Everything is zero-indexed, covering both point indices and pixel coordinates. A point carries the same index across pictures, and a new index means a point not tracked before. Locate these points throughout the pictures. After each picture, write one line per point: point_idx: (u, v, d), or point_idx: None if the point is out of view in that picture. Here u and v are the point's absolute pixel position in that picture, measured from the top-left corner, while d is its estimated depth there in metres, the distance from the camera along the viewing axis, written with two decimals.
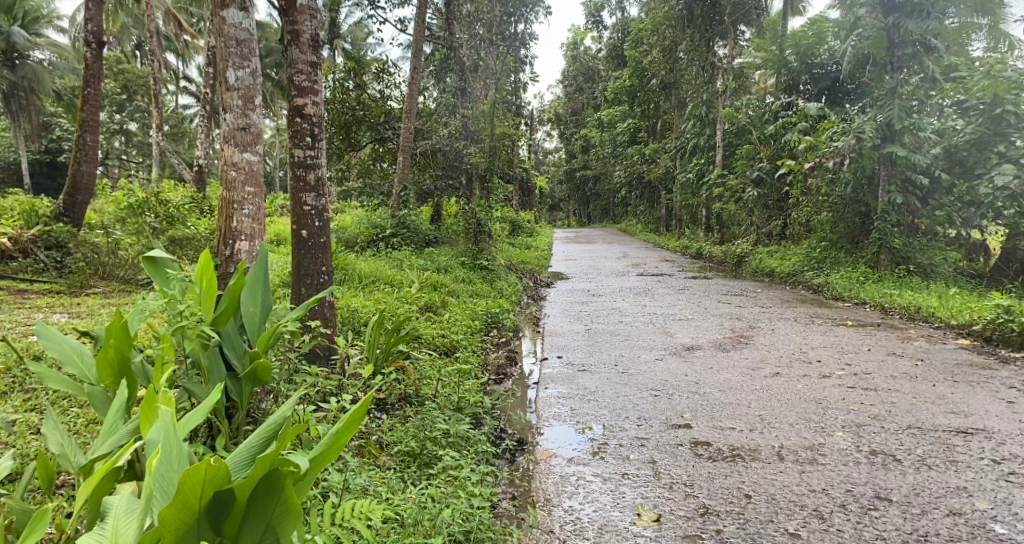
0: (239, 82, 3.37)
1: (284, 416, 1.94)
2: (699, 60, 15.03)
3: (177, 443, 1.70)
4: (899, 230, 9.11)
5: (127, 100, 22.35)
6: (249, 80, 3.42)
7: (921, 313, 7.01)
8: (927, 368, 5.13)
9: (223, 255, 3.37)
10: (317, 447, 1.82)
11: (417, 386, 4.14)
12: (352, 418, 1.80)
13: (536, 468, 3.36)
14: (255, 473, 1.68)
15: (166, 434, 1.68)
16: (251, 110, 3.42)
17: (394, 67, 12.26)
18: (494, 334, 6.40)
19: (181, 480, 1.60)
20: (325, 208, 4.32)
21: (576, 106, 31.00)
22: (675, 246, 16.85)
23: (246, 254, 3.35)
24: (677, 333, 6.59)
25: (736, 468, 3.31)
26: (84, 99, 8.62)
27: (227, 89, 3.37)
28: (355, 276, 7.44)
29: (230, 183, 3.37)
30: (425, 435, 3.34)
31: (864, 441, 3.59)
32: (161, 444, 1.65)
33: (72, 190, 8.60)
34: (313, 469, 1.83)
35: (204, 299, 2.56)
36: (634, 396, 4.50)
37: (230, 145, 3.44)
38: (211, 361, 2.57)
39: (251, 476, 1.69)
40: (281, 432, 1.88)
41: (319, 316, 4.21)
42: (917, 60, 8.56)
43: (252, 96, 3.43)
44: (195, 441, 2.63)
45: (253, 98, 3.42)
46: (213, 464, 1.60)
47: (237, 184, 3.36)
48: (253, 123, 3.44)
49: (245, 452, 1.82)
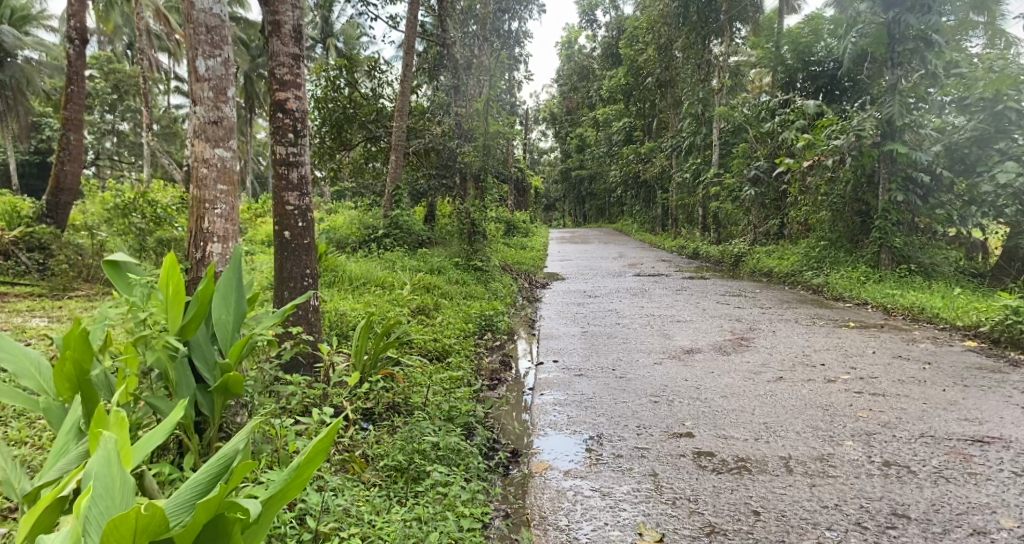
0: (210, 72, 3.14)
1: (237, 446, 1.81)
2: (694, 58, 14.85)
3: (114, 478, 1.56)
4: (900, 229, 8.95)
5: (118, 100, 22.06)
6: (221, 70, 3.19)
7: (925, 313, 6.85)
8: (935, 372, 4.96)
9: (193, 258, 3.14)
10: (270, 489, 1.73)
11: (406, 394, 3.95)
12: (312, 455, 1.74)
13: (531, 482, 3.17)
14: (197, 517, 1.60)
15: (103, 467, 1.55)
16: (223, 102, 3.19)
17: (386, 65, 12.04)
18: (487, 337, 6.21)
19: (109, 528, 1.47)
20: (309, 208, 4.12)
21: (570, 106, 30.85)
22: (671, 246, 16.68)
23: (218, 258, 3.13)
24: (676, 336, 6.41)
25: (742, 482, 3.12)
26: (68, 97, 8.36)
27: (197, 80, 3.14)
28: (345, 279, 7.23)
29: (200, 181, 3.14)
30: (413, 448, 3.15)
31: (876, 452, 3.41)
32: (94, 480, 1.52)
33: (55, 190, 8.36)
34: (266, 509, 1.74)
35: (170, 306, 2.37)
36: (632, 403, 4.31)
37: (200, 141, 3.20)
38: (179, 374, 2.39)
39: (197, 521, 1.60)
40: (234, 466, 1.76)
41: (304, 321, 4.01)
42: (919, 55, 8.38)
43: (224, 87, 3.20)
44: (162, 459, 2.42)
45: (226, 90, 3.20)
46: (144, 510, 1.49)
47: (208, 182, 3.13)
48: (226, 117, 3.20)
49: (190, 491, 1.70)
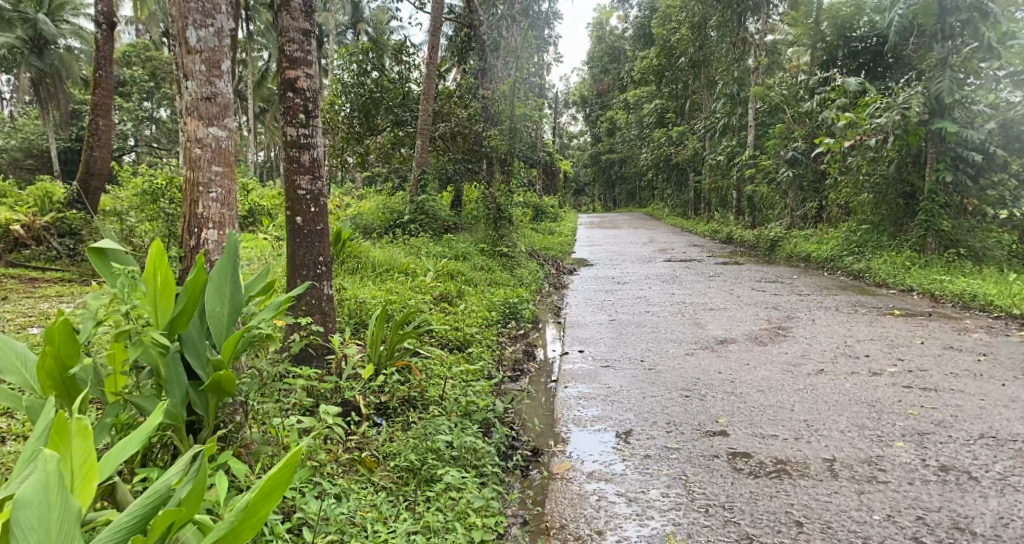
0: (202, 43, 2.90)
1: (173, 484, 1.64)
2: (729, 37, 14.40)
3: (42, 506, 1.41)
4: (948, 211, 8.48)
5: (154, 88, 22.37)
6: (215, 41, 2.95)
7: (977, 301, 6.46)
8: (992, 365, 4.62)
9: (188, 246, 2.97)
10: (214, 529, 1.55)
11: (423, 387, 3.76)
12: (270, 488, 1.57)
13: (552, 486, 2.97)
14: None
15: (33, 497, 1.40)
16: (217, 77, 2.96)
17: (413, 47, 11.84)
18: (511, 326, 5.99)
19: None
20: (322, 193, 3.92)
21: (601, 88, 30.38)
22: (704, 230, 16.29)
23: (214, 246, 2.96)
24: (709, 325, 6.11)
25: (783, 488, 2.87)
26: (95, 81, 8.21)
27: (187, 52, 2.90)
28: (368, 265, 7.04)
29: (194, 163, 2.93)
30: (426, 447, 2.95)
31: (930, 455, 3.13)
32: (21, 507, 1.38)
33: (86, 176, 8.33)
34: None
35: (159, 297, 2.21)
36: (662, 398, 4.06)
37: (193, 119, 2.97)
38: (170, 371, 2.22)
39: None
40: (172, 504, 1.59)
41: (317, 311, 3.86)
42: (972, 27, 7.89)
43: (217, 60, 2.95)
44: (154, 463, 2.25)
45: (219, 63, 2.96)
46: None
47: (202, 163, 2.93)
48: (219, 93, 2.97)
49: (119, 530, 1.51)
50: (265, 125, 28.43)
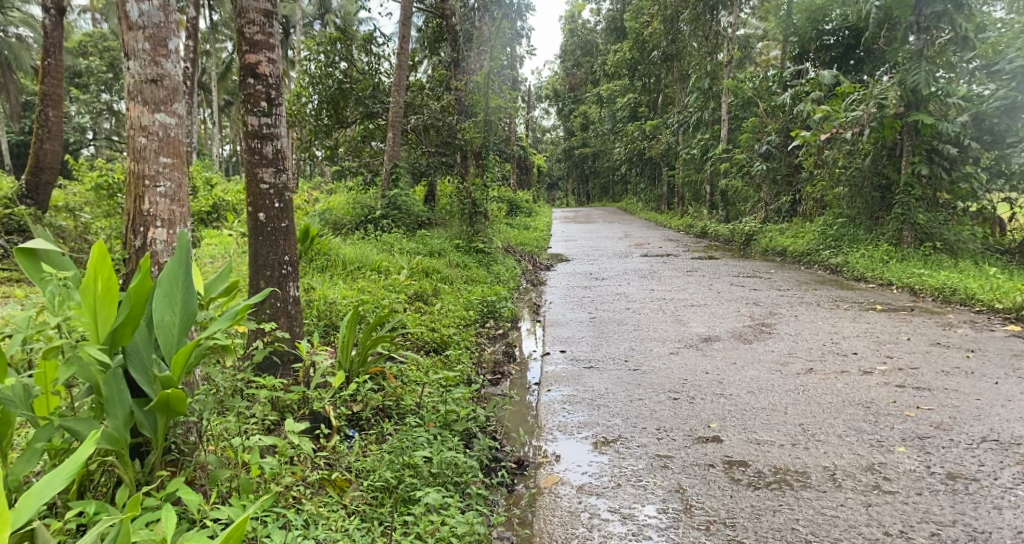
0: (146, 19, 2.62)
1: None
2: (702, 31, 14.30)
3: None
4: (924, 205, 8.45)
5: (114, 80, 21.62)
6: (160, 17, 2.67)
7: (958, 295, 6.39)
8: (981, 361, 4.53)
9: (133, 248, 2.67)
10: None
11: (398, 395, 3.52)
12: None
13: (540, 501, 2.78)
14: None
15: None
16: (164, 57, 2.67)
17: (383, 37, 11.48)
18: (490, 326, 5.77)
19: None
20: (287, 187, 3.64)
21: (574, 82, 30.16)
22: (678, 225, 16.22)
23: (163, 247, 2.65)
24: (691, 322, 5.95)
25: (786, 501, 2.71)
26: (45, 71, 7.68)
27: (129, 29, 2.61)
28: (338, 263, 6.76)
29: (138, 153, 2.64)
30: (403, 463, 2.71)
31: (935, 461, 3.00)
32: None
33: (35, 170, 7.68)
34: None
35: (100, 305, 1.92)
36: (649, 401, 3.87)
37: (137, 104, 2.66)
38: (111, 388, 1.92)
39: None
40: None
41: (283, 314, 3.58)
42: (947, 19, 7.79)
43: (164, 38, 2.67)
44: (96, 493, 1.97)
45: (166, 41, 2.67)
46: None
47: (148, 154, 2.63)
48: (166, 75, 2.67)
49: None
50: (230, 119, 27.64)
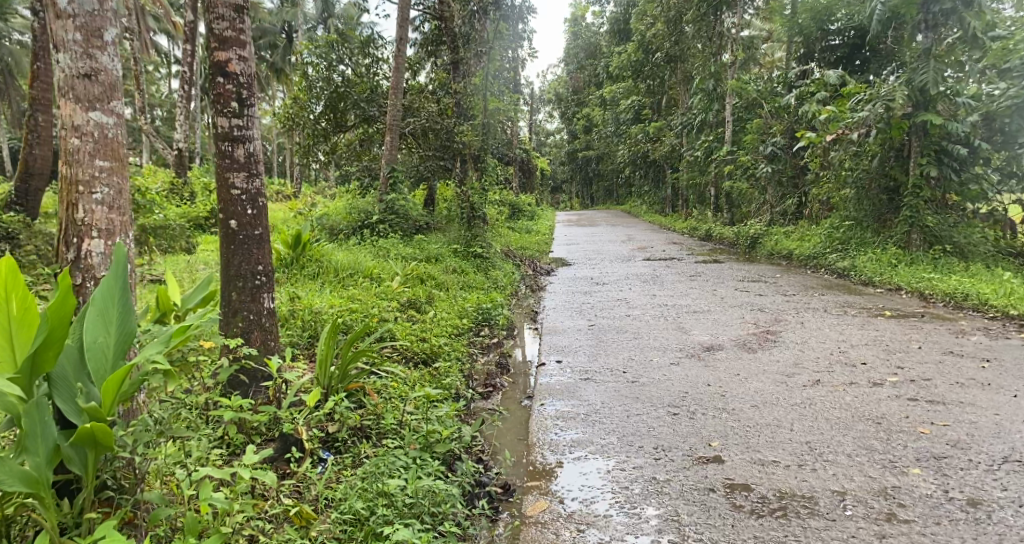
0: (77, 6, 2.43)
1: None
2: (706, 32, 14.01)
3: None
4: (933, 206, 8.16)
5: None
6: (95, 5, 2.48)
7: (970, 300, 6.13)
8: (998, 372, 4.28)
9: (66, 260, 2.48)
10: None
11: (379, 413, 3.28)
12: None
13: (524, 532, 2.58)
14: None
15: None
16: (99, 49, 2.48)
17: (381, 39, 11.25)
18: (484, 335, 5.55)
19: None
20: (260, 192, 3.43)
21: (576, 84, 29.99)
22: (683, 227, 15.96)
23: (99, 258, 2.48)
24: (694, 330, 5.70)
25: (792, 531, 2.49)
26: (34, 75, 7.37)
27: (58, 17, 2.42)
28: (331, 269, 6.52)
29: (71, 156, 2.44)
30: (375, 492, 2.50)
31: (953, 485, 2.77)
32: None
33: (25, 175, 7.27)
34: None
35: (16, 327, 1.79)
36: (647, 417, 3.65)
37: (70, 102, 2.46)
38: (33, 420, 1.74)
39: None
40: None
41: (256, 328, 3.38)
42: (956, 16, 7.58)
43: (98, 28, 2.48)
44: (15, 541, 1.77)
45: (101, 32, 2.49)
46: None
47: (83, 156, 2.44)
48: (101, 69, 2.48)
49: None
50: None
